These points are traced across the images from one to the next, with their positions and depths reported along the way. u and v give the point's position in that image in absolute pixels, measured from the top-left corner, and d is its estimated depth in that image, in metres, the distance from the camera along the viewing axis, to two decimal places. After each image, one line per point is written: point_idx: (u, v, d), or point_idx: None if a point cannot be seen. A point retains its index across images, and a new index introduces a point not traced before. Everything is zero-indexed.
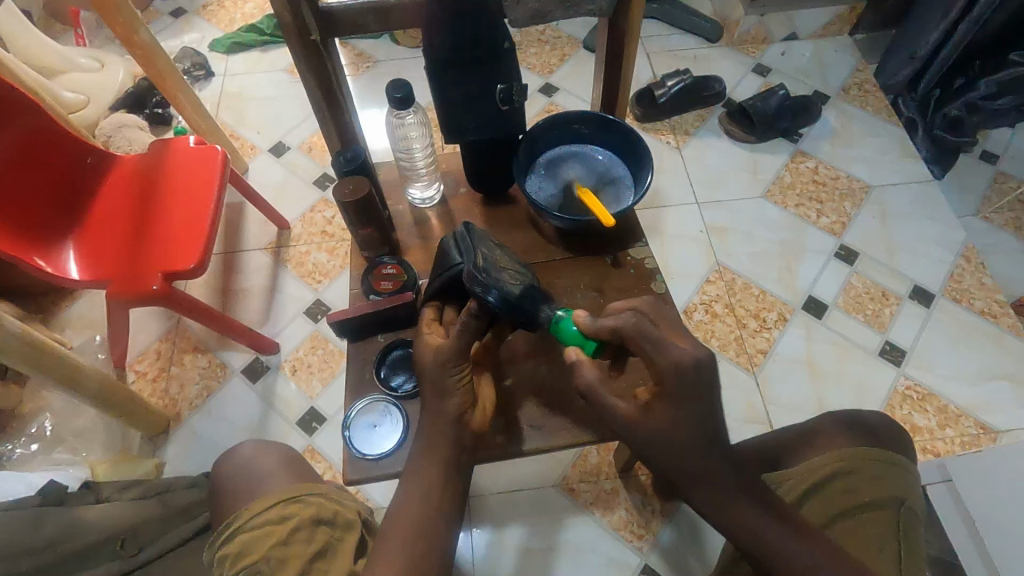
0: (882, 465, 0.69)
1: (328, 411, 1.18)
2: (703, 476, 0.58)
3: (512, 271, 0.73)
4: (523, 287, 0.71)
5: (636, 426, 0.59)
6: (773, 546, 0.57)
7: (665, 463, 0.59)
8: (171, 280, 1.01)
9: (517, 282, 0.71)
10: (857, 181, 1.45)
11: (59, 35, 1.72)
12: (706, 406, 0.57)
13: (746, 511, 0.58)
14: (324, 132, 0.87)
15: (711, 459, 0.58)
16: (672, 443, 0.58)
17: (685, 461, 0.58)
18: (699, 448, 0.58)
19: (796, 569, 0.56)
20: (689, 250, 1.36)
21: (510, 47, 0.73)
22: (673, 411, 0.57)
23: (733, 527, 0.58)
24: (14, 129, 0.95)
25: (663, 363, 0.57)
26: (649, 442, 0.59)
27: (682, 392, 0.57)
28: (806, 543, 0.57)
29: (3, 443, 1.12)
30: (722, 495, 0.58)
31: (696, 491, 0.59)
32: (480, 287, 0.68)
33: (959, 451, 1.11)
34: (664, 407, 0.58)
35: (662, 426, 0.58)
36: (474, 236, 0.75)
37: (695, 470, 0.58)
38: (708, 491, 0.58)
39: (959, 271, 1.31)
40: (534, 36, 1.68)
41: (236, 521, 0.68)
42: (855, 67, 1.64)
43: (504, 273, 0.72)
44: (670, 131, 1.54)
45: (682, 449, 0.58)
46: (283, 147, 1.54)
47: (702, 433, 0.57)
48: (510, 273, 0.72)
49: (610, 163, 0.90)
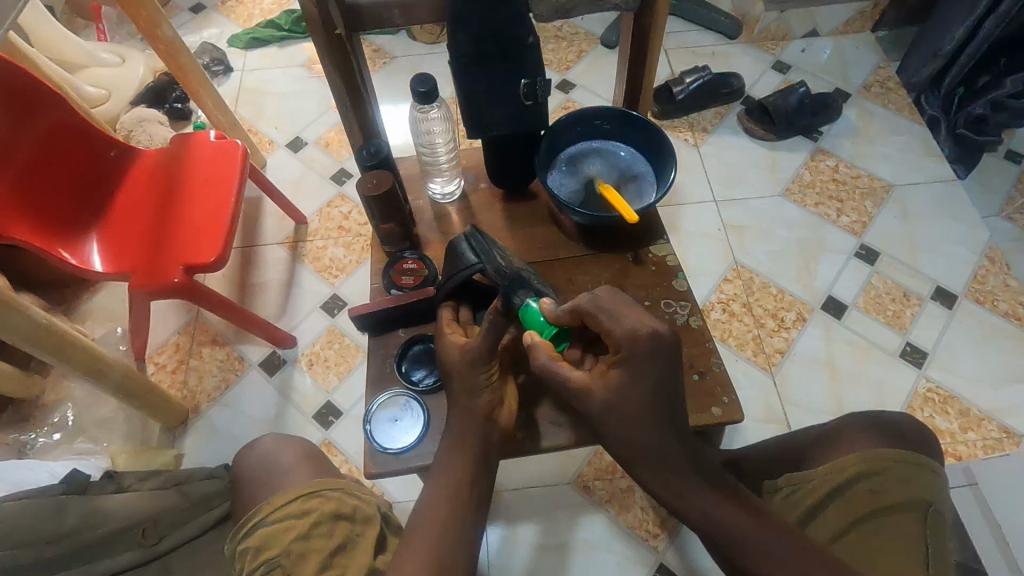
0: (910, 467, 0.68)
1: (345, 405, 1.19)
2: (657, 454, 0.60)
3: (524, 267, 0.77)
4: (535, 278, 0.76)
5: (589, 398, 0.62)
6: (728, 527, 0.59)
7: (619, 440, 0.61)
8: (192, 273, 1.02)
9: (531, 275, 0.76)
10: (879, 180, 1.43)
11: (80, 30, 1.74)
12: (660, 379, 0.59)
13: (700, 494, 0.60)
14: (346, 127, 0.87)
15: (664, 437, 0.60)
16: (623, 416, 0.60)
17: (637, 437, 0.60)
18: (653, 426, 0.60)
19: (750, 551, 0.58)
20: (706, 247, 1.35)
21: (534, 42, 0.73)
22: (623, 382, 0.60)
23: (688, 510, 0.61)
24: (41, 122, 0.96)
25: (617, 332, 0.60)
26: (601, 416, 0.61)
27: (634, 362, 0.59)
28: (767, 531, 0.58)
29: (26, 432, 1.14)
30: (678, 477, 0.61)
31: (647, 469, 0.61)
32: (506, 281, 0.72)
33: (981, 455, 1.09)
34: (614, 375, 0.61)
35: (613, 397, 0.60)
36: (486, 236, 0.78)
37: (642, 447, 0.60)
38: (661, 469, 0.61)
39: (982, 272, 1.29)
40: (552, 32, 1.67)
41: (258, 514, 0.69)
42: (877, 64, 1.61)
43: (518, 268, 0.76)
44: (688, 128, 1.53)
45: (633, 422, 0.60)
46: (300, 142, 1.55)
47: (655, 409, 0.59)
48: (522, 267, 0.77)
49: (632, 160, 0.89)
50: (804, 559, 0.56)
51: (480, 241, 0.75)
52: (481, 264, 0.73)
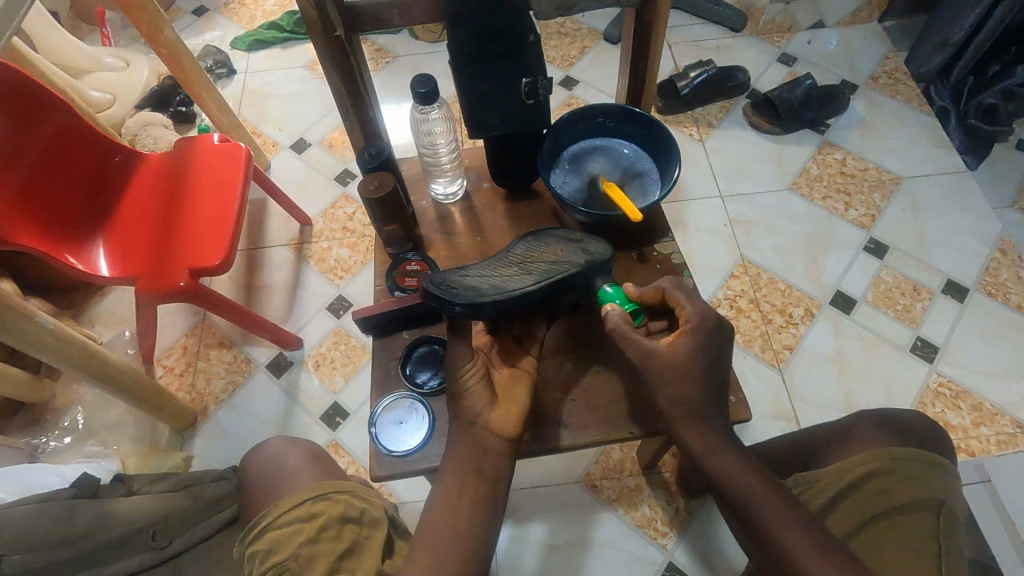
0: (921, 466, 0.66)
1: (352, 406, 1.19)
2: (703, 419, 0.62)
3: (565, 257, 0.73)
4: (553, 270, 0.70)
5: (655, 360, 0.62)
6: (751, 497, 0.61)
7: (669, 398, 0.62)
8: (199, 276, 1.03)
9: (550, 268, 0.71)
10: (887, 172, 1.41)
11: (85, 35, 1.75)
12: (716, 354, 0.63)
13: (732, 459, 0.62)
14: (348, 129, 0.87)
15: (711, 404, 0.63)
16: (677, 379, 0.62)
17: (689, 399, 0.62)
18: (705, 393, 0.62)
19: (764, 518, 0.60)
20: (712, 243, 1.34)
21: (534, 40, 0.73)
22: (693, 350, 0.62)
23: (716, 470, 0.62)
24: (45, 129, 0.97)
25: (691, 309, 0.65)
26: (661, 376, 0.62)
27: (703, 335, 0.63)
28: (781, 500, 0.61)
29: (38, 435, 1.15)
30: (716, 437, 0.62)
31: (688, 431, 0.62)
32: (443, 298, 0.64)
33: (994, 450, 1.08)
34: (684, 341, 0.62)
35: (680, 360, 0.62)
36: (537, 239, 0.78)
37: (693, 410, 0.62)
38: (700, 432, 0.62)
39: (994, 264, 1.27)
40: (554, 28, 1.66)
41: (263, 519, 0.69)
42: (884, 55, 1.59)
43: (535, 265, 0.72)
44: (693, 123, 1.51)
45: (687, 389, 0.62)
46: (304, 144, 1.55)
47: (709, 380, 0.63)
48: (558, 257, 0.73)
49: (635, 157, 0.89)
50: (817, 531, 0.58)
51: (513, 248, 0.77)
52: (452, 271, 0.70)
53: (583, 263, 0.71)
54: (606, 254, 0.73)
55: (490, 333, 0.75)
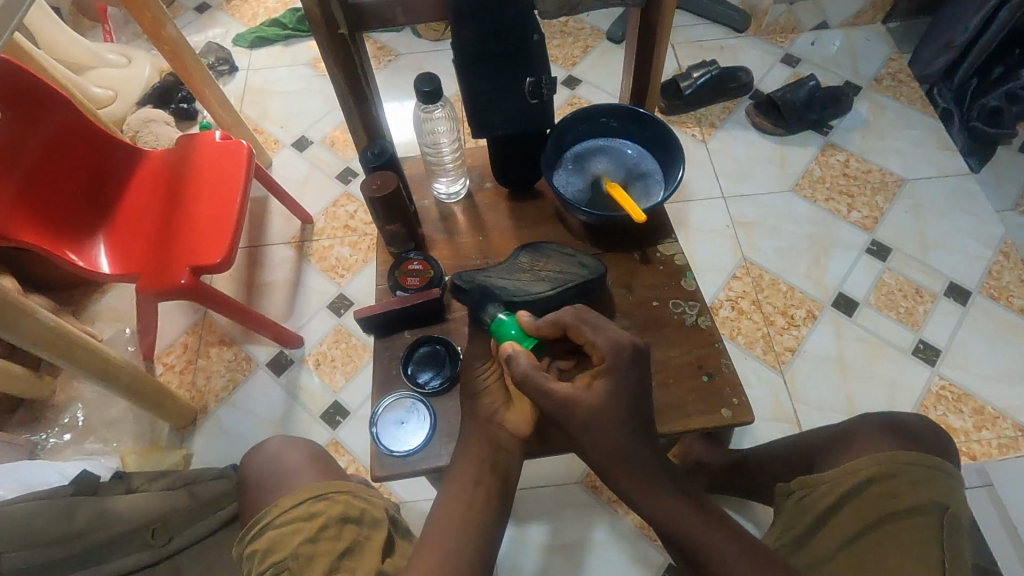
0: (924, 469, 0.66)
1: (352, 404, 1.19)
2: (634, 461, 0.60)
3: (567, 271, 0.77)
4: (556, 287, 0.75)
5: (574, 408, 0.59)
6: (700, 542, 0.59)
7: (598, 448, 0.60)
8: (198, 274, 1.02)
9: (554, 284, 0.75)
10: (891, 174, 1.40)
11: (86, 31, 1.75)
12: (638, 387, 0.60)
13: (672, 500, 0.61)
14: (351, 129, 0.86)
15: (642, 443, 0.60)
16: (599, 426, 0.59)
17: (616, 445, 0.59)
18: (628, 433, 0.59)
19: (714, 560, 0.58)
20: (714, 244, 1.34)
21: (539, 39, 0.72)
22: (610, 392, 0.59)
23: (658, 513, 0.61)
24: (46, 126, 0.96)
25: (601, 343, 0.61)
26: (583, 427, 0.59)
27: (620, 372, 0.60)
28: (729, 538, 0.59)
29: (37, 432, 1.15)
30: (649, 481, 0.60)
31: (621, 478, 0.61)
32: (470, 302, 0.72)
33: (995, 454, 1.08)
34: (601, 383, 0.60)
35: (599, 406, 0.59)
36: (535, 249, 0.80)
37: (620, 455, 0.60)
38: (635, 475, 0.60)
39: (997, 267, 1.27)
40: (557, 28, 1.66)
41: (264, 517, 0.69)
42: (889, 56, 1.58)
43: (538, 277, 0.76)
44: (696, 124, 1.51)
45: (610, 434, 0.59)
46: (306, 142, 1.54)
47: (636, 418, 0.60)
48: (561, 270, 0.77)
49: (639, 157, 0.88)
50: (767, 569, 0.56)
51: (518, 252, 0.80)
52: (459, 281, 0.75)
53: (583, 282, 0.76)
54: (599, 270, 0.77)
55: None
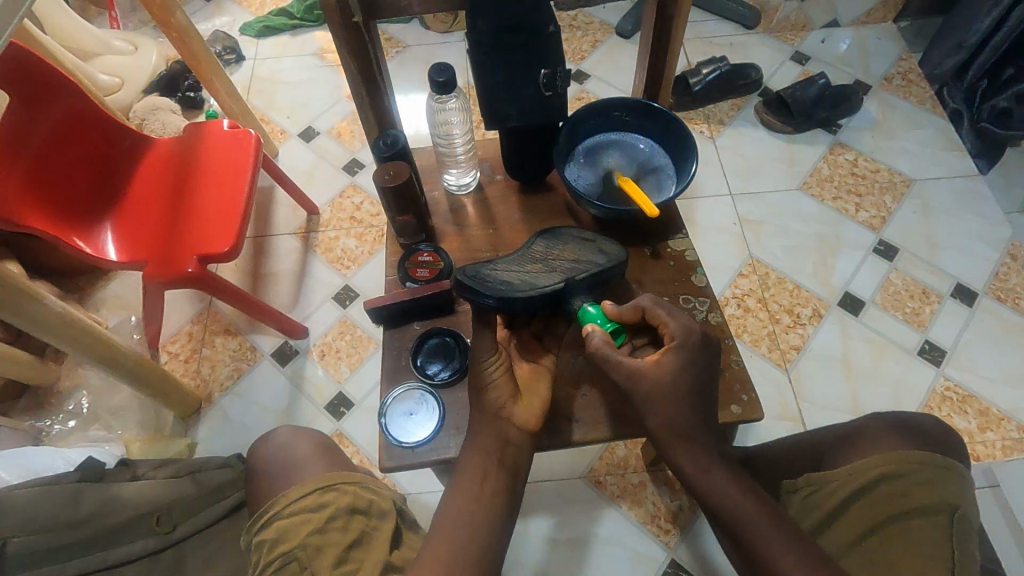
0: (936, 470, 0.66)
1: (356, 396, 1.19)
2: (693, 440, 0.61)
3: (582, 260, 0.76)
4: (571, 274, 0.73)
5: (640, 380, 0.62)
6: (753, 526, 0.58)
7: (661, 419, 0.61)
8: (206, 263, 1.02)
9: (568, 272, 0.74)
10: (899, 175, 1.40)
11: (93, 17, 1.74)
12: (705, 369, 0.63)
13: (727, 481, 0.60)
14: (362, 119, 0.86)
15: (703, 423, 0.62)
16: (668, 399, 0.61)
17: (679, 420, 0.61)
18: (693, 410, 0.61)
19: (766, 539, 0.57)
20: (721, 241, 1.34)
21: (554, 31, 0.72)
22: (678, 369, 0.62)
23: (711, 492, 0.60)
24: (55, 111, 0.96)
25: (674, 325, 0.65)
26: (647, 399, 0.61)
27: (689, 351, 0.63)
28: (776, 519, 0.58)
29: (42, 418, 1.15)
30: (709, 459, 0.61)
31: (679, 454, 0.61)
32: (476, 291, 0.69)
33: (999, 455, 1.08)
34: (670, 359, 0.62)
35: (666, 380, 0.61)
36: (552, 234, 0.80)
37: (683, 431, 0.61)
38: (694, 452, 0.61)
39: (1004, 269, 1.27)
40: (566, 22, 1.65)
41: (273, 507, 0.69)
42: (899, 56, 1.57)
43: (551, 267, 0.74)
44: (704, 121, 1.50)
45: (675, 406, 0.61)
46: (312, 132, 1.54)
47: (699, 398, 0.62)
48: (577, 256, 0.77)
49: (651, 152, 0.88)
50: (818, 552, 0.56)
51: (532, 242, 0.79)
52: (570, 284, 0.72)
53: (600, 268, 0.75)
54: (621, 257, 0.77)
55: (507, 329, 0.77)
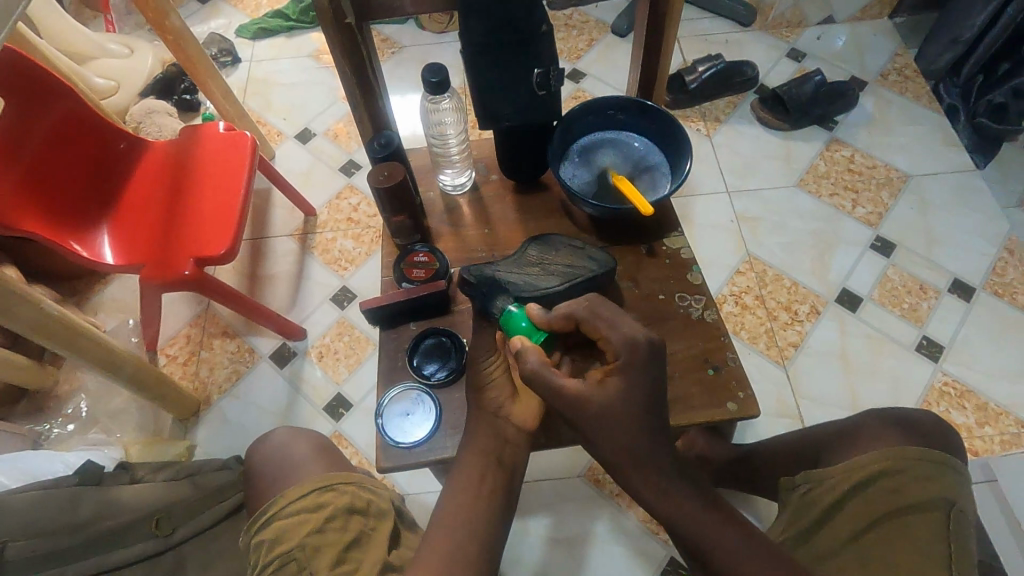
0: (933, 465, 0.66)
1: (355, 397, 1.19)
2: (649, 461, 0.59)
3: (576, 265, 0.77)
4: (566, 279, 0.75)
5: (585, 405, 0.59)
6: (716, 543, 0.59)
7: (613, 444, 0.58)
8: (203, 266, 1.02)
9: (563, 278, 0.75)
10: (896, 171, 1.40)
11: (88, 21, 1.74)
12: (654, 386, 0.59)
13: (684, 498, 0.60)
14: (357, 120, 0.86)
15: (657, 444, 0.59)
16: (616, 423, 0.58)
17: (630, 445, 0.58)
18: (643, 432, 0.58)
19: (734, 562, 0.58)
20: (717, 238, 1.34)
21: (548, 30, 0.71)
22: (623, 390, 0.58)
23: (669, 510, 0.60)
24: (50, 114, 0.96)
25: (615, 340, 0.60)
26: (594, 424, 0.59)
27: (634, 370, 0.59)
28: (734, 527, 0.59)
29: (41, 422, 1.15)
30: (663, 479, 0.59)
31: (633, 476, 0.59)
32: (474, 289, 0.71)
33: (998, 450, 1.08)
34: (614, 381, 0.59)
35: (611, 404, 0.58)
36: (546, 241, 0.80)
37: (638, 455, 0.58)
38: (650, 472, 0.59)
39: (1001, 264, 1.27)
40: (561, 21, 1.65)
41: (271, 508, 0.69)
42: (895, 52, 1.57)
43: (546, 271, 0.76)
44: (700, 118, 1.50)
45: (624, 431, 0.58)
46: (309, 134, 1.54)
47: (649, 419, 0.58)
48: (572, 262, 0.77)
49: (646, 151, 0.88)
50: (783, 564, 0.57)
51: (530, 243, 0.80)
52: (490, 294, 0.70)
53: (593, 274, 0.76)
54: (612, 264, 0.78)
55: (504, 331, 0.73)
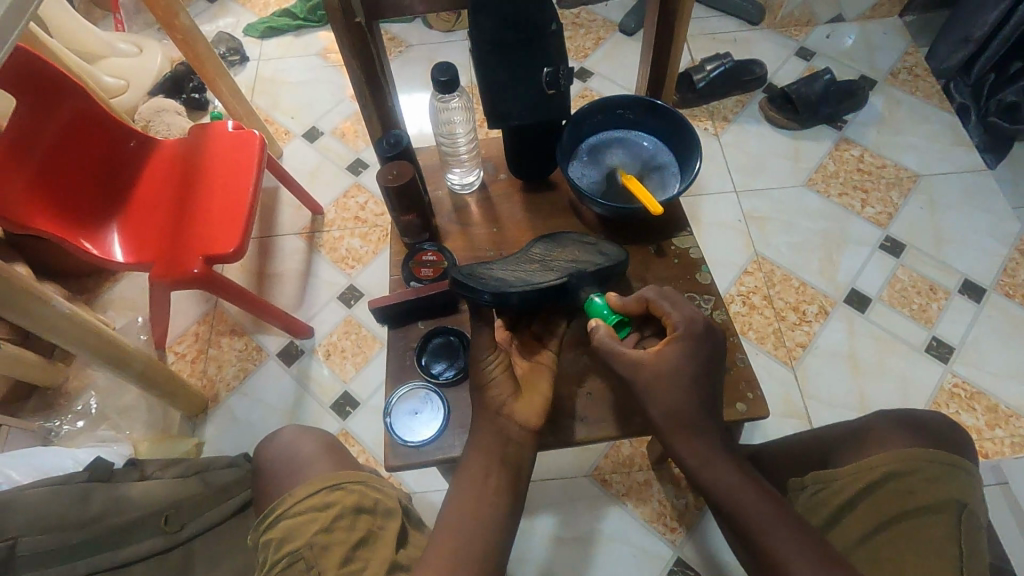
0: (941, 466, 0.66)
1: (362, 395, 1.19)
2: (697, 430, 0.61)
3: (580, 260, 0.75)
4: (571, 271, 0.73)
5: (642, 369, 0.61)
6: (756, 518, 0.57)
7: (661, 411, 0.61)
8: (211, 264, 1.02)
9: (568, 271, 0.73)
10: (905, 170, 1.39)
11: (98, 20, 1.75)
12: (708, 359, 0.62)
13: (727, 471, 0.60)
14: (365, 119, 0.86)
15: (706, 412, 0.61)
16: (670, 387, 0.61)
17: (681, 409, 0.61)
18: (695, 399, 0.61)
19: (772, 543, 0.56)
20: (725, 238, 1.33)
21: (556, 29, 0.71)
22: (680, 358, 0.61)
23: (711, 482, 0.60)
24: (60, 114, 0.97)
25: (676, 315, 0.64)
26: (648, 387, 0.61)
27: (690, 340, 0.62)
28: (774, 506, 0.58)
29: (51, 419, 1.16)
30: (710, 448, 0.61)
31: (681, 444, 0.61)
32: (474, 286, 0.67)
33: (1008, 453, 1.07)
34: (671, 350, 0.61)
35: (666, 370, 0.61)
36: (552, 239, 0.80)
37: (688, 421, 0.61)
38: (696, 442, 0.61)
39: (1013, 265, 1.26)
40: (569, 19, 1.65)
41: (280, 505, 0.69)
42: (905, 50, 1.56)
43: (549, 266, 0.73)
44: (708, 117, 1.50)
45: (677, 395, 0.61)
46: (316, 132, 1.54)
47: (701, 388, 0.61)
48: (577, 257, 0.76)
49: (655, 150, 0.88)
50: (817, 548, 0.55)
51: (530, 246, 0.79)
52: (571, 280, 0.70)
53: (600, 266, 0.74)
54: (621, 257, 0.77)
55: (509, 329, 0.77)
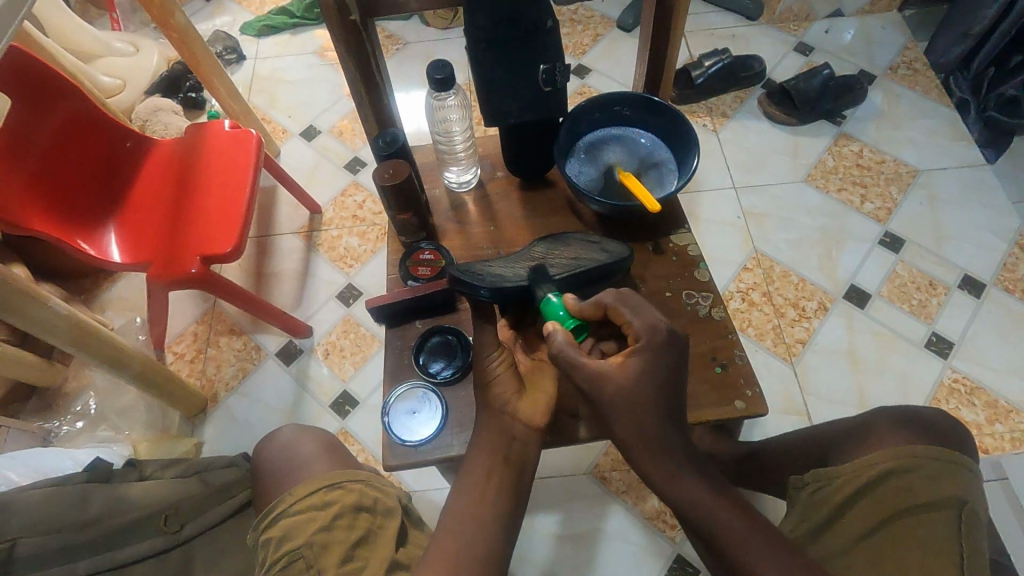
0: (940, 465, 0.65)
1: (361, 394, 1.19)
2: (663, 444, 0.59)
3: (584, 257, 0.76)
4: (572, 269, 0.73)
5: (604, 385, 0.59)
6: (727, 531, 0.57)
7: (624, 427, 0.59)
8: (209, 263, 1.02)
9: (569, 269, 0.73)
10: (904, 165, 1.38)
11: (94, 19, 1.75)
12: (671, 369, 0.60)
13: (694, 486, 0.59)
14: (362, 117, 0.86)
15: (671, 425, 0.59)
16: (634, 402, 0.58)
17: (644, 425, 0.59)
18: (660, 412, 0.59)
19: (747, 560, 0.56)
20: (724, 234, 1.33)
21: (552, 26, 0.71)
22: (642, 372, 0.59)
23: (677, 495, 0.59)
24: (56, 114, 0.96)
25: (638, 324, 0.61)
26: (611, 404, 0.59)
27: (654, 352, 0.60)
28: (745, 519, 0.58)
29: (50, 420, 1.16)
30: (673, 463, 0.59)
31: (644, 459, 0.59)
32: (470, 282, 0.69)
33: (1008, 448, 1.07)
34: (633, 363, 0.59)
35: (630, 385, 0.59)
36: (556, 239, 0.79)
37: (651, 437, 0.59)
38: (659, 456, 0.59)
39: (1012, 260, 1.25)
40: (566, 16, 1.64)
41: (280, 505, 0.69)
42: (904, 45, 1.56)
43: (550, 264, 0.74)
44: (707, 114, 1.49)
45: (642, 412, 0.58)
46: (314, 131, 1.54)
47: (665, 400, 0.59)
48: (580, 254, 0.76)
49: (653, 147, 0.87)
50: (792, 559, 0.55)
51: (536, 241, 0.80)
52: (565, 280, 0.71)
53: (602, 264, 0.74)
54: (624, 254, 0.77)
55: (512, 327, 0.77)
